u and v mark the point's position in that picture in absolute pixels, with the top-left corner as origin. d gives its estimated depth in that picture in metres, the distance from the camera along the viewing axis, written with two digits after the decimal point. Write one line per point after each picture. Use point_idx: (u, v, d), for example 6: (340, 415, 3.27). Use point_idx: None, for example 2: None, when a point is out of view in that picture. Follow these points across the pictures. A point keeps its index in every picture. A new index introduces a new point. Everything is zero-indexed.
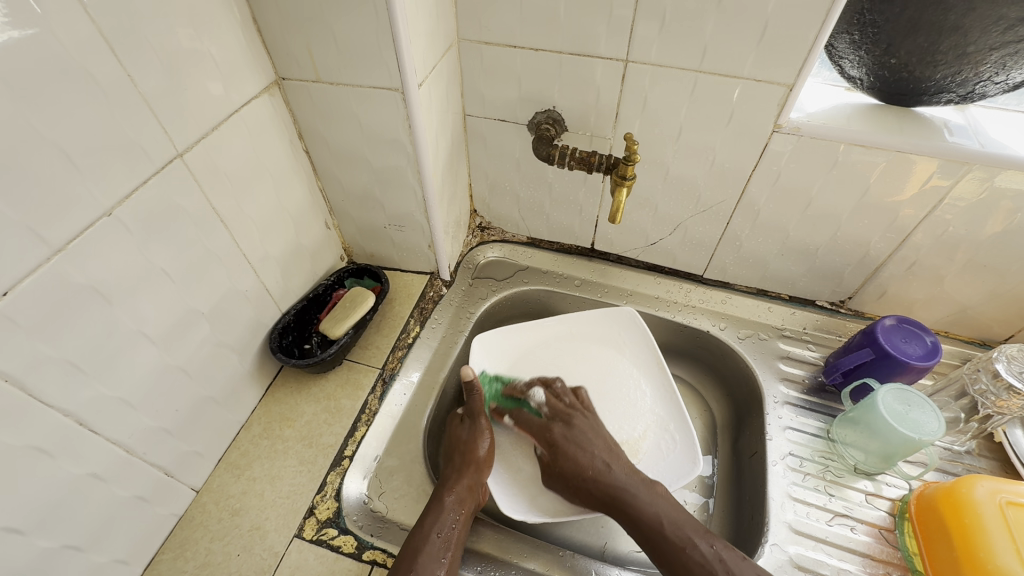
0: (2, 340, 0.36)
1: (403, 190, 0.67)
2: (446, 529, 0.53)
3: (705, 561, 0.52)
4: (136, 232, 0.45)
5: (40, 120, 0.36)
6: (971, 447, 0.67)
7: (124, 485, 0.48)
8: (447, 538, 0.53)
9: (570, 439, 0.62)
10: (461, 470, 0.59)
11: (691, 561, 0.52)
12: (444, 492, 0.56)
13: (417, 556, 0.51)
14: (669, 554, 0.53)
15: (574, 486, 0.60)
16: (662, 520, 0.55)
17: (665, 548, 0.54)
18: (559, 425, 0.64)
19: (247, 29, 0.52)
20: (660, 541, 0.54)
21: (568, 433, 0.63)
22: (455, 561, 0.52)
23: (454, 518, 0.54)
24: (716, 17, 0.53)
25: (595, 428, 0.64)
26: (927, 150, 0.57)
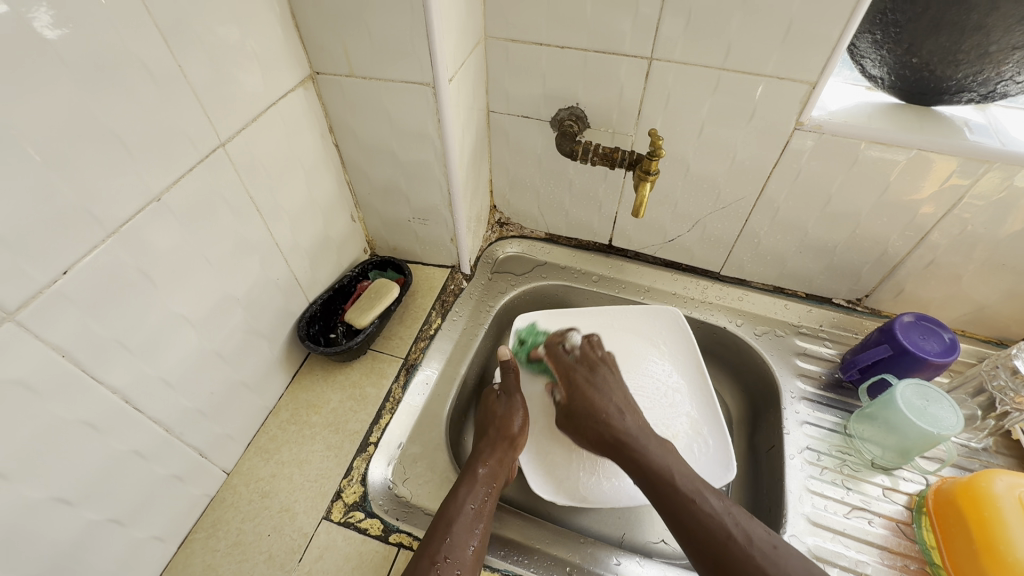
0: (60, 317, 0.38)
1: (428, 184, 0.69)
2: (478, 500, 0.55)
3: (717, 514, 0.52)
4: (181, 218, 0.46)
5: (100, 107, 0.38)
6: (988, 444, 0.67)
7: (162, 464, 0.50)
8: (480, 509, 0.54)
9: (591, 387, 0.66)
10: (495, 447, 0.61)
11: (704, 513, 0.52)
12: (477, 465, 0.59)
13: (451, 526, 0.52)
14: (676, 503, 0.54)
15: (582, 422, 0.64)
16: (670, 470, 0.56)
17: (670, 496, 0.54)
18: (582, 370, 0.68)
19: (285, 24, 0.54)
20: (669, 490, 0.55)
21: (590, 381, 0.66)
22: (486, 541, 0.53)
23: (485, 491, 0.56)
24: (742, 15, 0.55)
25: (617, 382, 0.67)
26: (947, 148, 0.58)
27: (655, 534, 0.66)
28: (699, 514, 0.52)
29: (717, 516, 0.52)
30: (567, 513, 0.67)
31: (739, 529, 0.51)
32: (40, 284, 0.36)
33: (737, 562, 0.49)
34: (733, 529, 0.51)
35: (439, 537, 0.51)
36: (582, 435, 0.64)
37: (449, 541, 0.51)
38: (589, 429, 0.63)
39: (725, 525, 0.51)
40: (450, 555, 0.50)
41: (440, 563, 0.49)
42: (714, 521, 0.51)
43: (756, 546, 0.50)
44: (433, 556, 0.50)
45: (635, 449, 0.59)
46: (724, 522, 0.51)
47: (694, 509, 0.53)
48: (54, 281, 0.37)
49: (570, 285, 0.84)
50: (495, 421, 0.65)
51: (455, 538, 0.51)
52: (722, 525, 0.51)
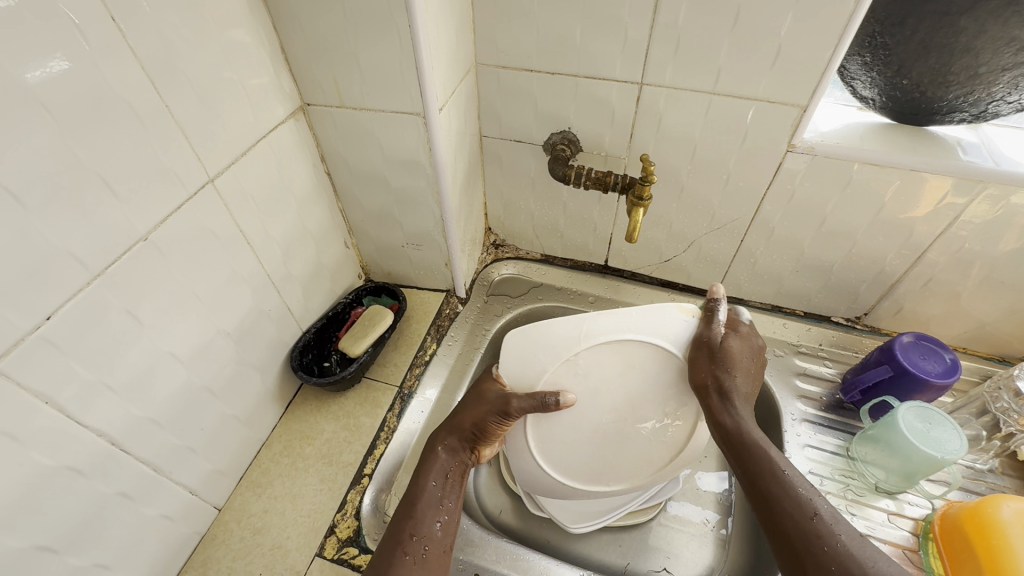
0: (41, 362, 0.38)
1: (421, 209, 0.68)
2: (441, 476, 0.53)
3: (804, 498, 0.42)
4: (170, 255, 0.46)
5: (85, 151, 0.38)
6: (994, 466, 0.66)
7: (151, 504, 0.49)
8: (445, 487, 0.53)
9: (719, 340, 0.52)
10: (456, 432, 0.56)
11: (783, 492, 0.43)
12: (436, 442, 0.56)
13: (414, 505, 0.50)
14: (757, 470, 0.45)
15: (705, 368, 0.50)
16: (751, 433, 0.47)
17: (750, 458, 0.46)
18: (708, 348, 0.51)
19: (275, 58, 0.54)
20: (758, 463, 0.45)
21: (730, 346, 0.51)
22: (454, 514, 0.51)
23: (450, 471, 0.54)
24: (730, 41, 0.55)
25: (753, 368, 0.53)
26: (940, 168, 0.57)
27: (656, 562, 0.64)
28: (781, 483, 0.43)
29: (807, 500, 0.42)
30: (565, 542, 0.66)
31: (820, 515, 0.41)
32: (23, 331, 0.36)
33: (818, 544, 0.40)
34: (819, 507, 0.42)
35: (405, 517, 0.49)
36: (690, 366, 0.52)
37: (416, 517, 0.49)
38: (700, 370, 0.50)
39: (812, 506, 0.42)
40: (415, 533, 0.48)
41: (406, 541, 0.47)
42: (799, 508, 0.42)
43: (838, 526, 0.40)
44: (398, 535, 0.48)
45: (734, 417, 0.48)
46: (812, 504, 0.42)
47: (781, 482, 0.43)
48: (37, 327, 0.37)
49: (567, 306, 0.83)
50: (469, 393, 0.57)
51: (421, 515, 0.49)
52: (809, 503, 0.42)
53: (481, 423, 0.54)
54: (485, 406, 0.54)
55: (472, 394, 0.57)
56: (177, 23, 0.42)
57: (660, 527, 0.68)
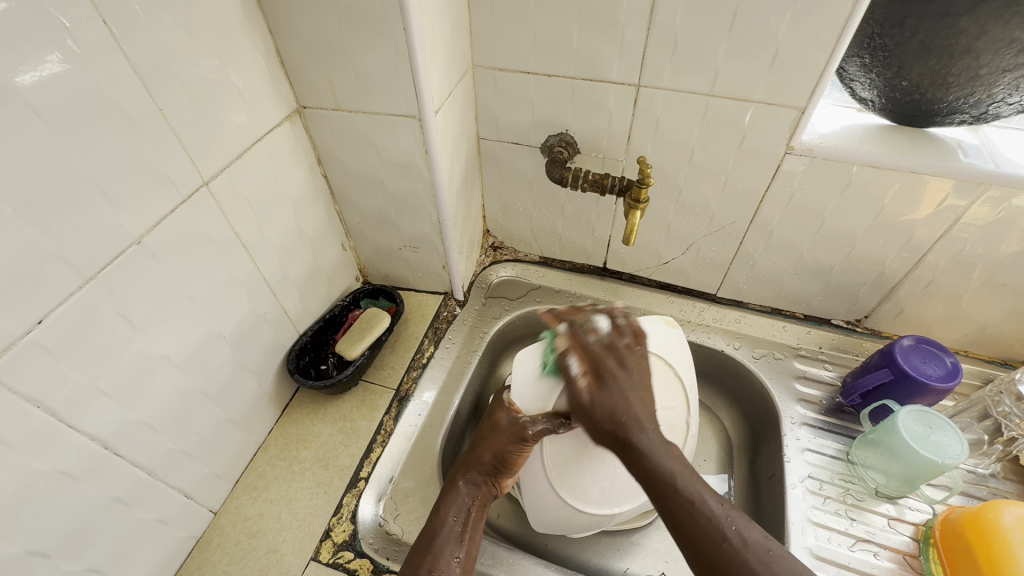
0: (33, 366, 0.37)
1: (418, 212, 0.68)
2: (462, 511, 0.54)
3: (715, 524, 0.40)
4: (163, 258, 0.46)
5: (76, 154, 0.38)
6: (996, 470, 0.65)
7: (145, 508, 0.49)
8: (465, 522, 0.53)
9: (612, 380, 0.49)
10: (477, 466, 0.56)
11: (697, 526, 0.40)
12: (458, 477, 0.57)
13: (433, 539, 0.51)
14: (672, 504, 0.42)
15: (600, 425, 0.47)
16: (665, 466, 0.43)
17: (667, 494, 0.42)
18: (592, 373, 0.49)
19: (271, 61, 0.54)
20: (670, 491, 0.42)
21: (588, 397, 0.48)
22: (472, 548, 0.52)
23: (468, 505, 0.55)
24: (728, 42, 0.54)
25: (643, 380, 0.49)
26: (941, 170, 0.57)
27: (654, 567, 0.64)
28: (697, 520, 0.41)
29: (715, 522, 0.40)
30: (563, 546, 0.66)
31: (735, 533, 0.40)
32: (14, 335, 0.36)
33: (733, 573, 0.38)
34: (728, 532, 0.40)
35: (421, 552, 0.50)
36: (589, 430, 0.49)
37: (434, 553, 0.50)
38: (599, 429, 0.47)
39: (722, 530, 0.40)
40: (433, 569, 0.49)
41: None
42: (714, 531, 0.40)
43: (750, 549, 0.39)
44: (417, 569, 0.49)
45: (641, 460, 0.44)
46: (721, 527, 0.40)
47: (692, 513, 0.41)
48: (29, 331, 0.37)
49: (565, 309, 0.82)
50: (485, 424, 0.59)
51: (438, 550, 0.50)
52: (719, 530, 0.40)
53: (500, 452, 0.55)
54: (501, 434, 0.56)
55: (488, 424, 0.59)
56: (170, 26, 0.42)
57: (659, 530, 0.67)
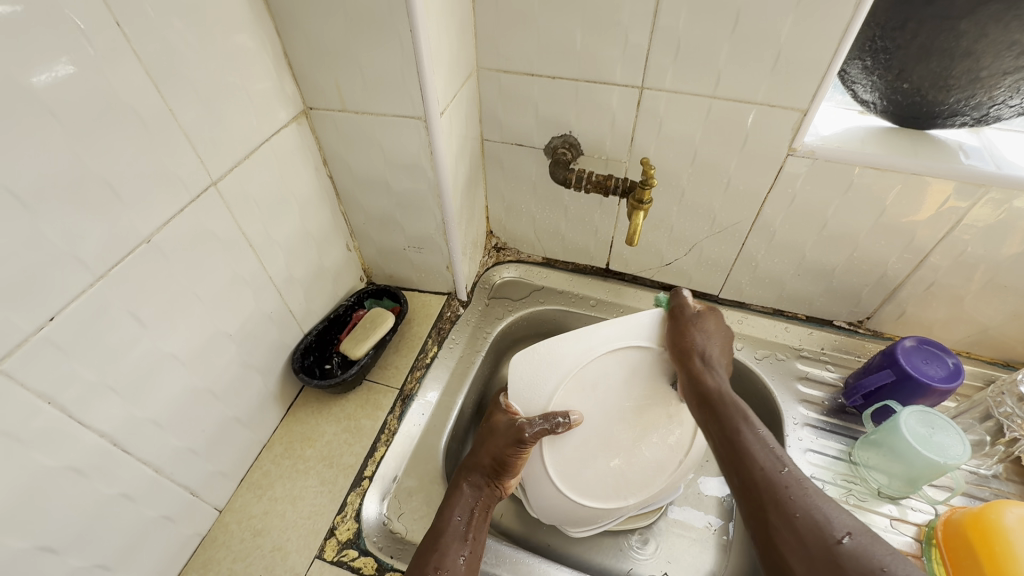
0: (44, 362, 0.38)
1: (423, 213, 0.69)
2: (466, 512, 0.54)
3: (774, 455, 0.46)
4: (171, 257, 0.46)
5: (89, 154, 0.38)
6: (998, 471, 0.65)
7: (152, 506, 0.49)
8: (469, 522, 0.53)
9: (710, 314, 0.59)
10: (478, 468, 0.57)
11: (755, 446, 0.47)
12: (461, 481, 0.57)
13: (439, 539, 0.51)
14: (732, 422, 0.50)
15: (683, 338, 0.56)
16: (728, 395, 0.52)
17: (723, 414, 0.51)
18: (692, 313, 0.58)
19: (278, 63, 0.55)
20: (736, 418, 0.50)
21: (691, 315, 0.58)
22: (475, 549, 0.52)
23: (472, 506, 0.55)
24: (731, 45, 0.55)
25: (721, 341, 0.58)
26: (943, 172, 0.57)
27: (657, 567, 0.64)
28: (752, 450, 0.47)
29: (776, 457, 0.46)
30: (566, 546, 0.66)
31: (791, 473, 0.45)
32: (26, 332, 0.36)
33: (786, 496, 0.43)
34: (783, 468, 0.45)
35: (429, 550, 0.50)
36: (675, 353, 0.56)
37: (440, 551, 0.50)
38: (676, 351, 0.56)
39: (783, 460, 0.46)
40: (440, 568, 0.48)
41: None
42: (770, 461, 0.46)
43: (806, 482, 0.44)
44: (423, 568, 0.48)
45: (714, 382, 0.53)
46: (781, 461, 0.46)
47: (744, 443, 0.48)
48: (40, 328, 0.37)
49: (568, 309, 0.82)
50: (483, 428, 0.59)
51: (445, 549, 0.50)
52: (773, 462, 0.46)
53: (499, 456, 0.56)
54: (499, 437, 0.56)
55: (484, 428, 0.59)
56: (181, 28, 0.43)
57: (663, 530, 0.67)
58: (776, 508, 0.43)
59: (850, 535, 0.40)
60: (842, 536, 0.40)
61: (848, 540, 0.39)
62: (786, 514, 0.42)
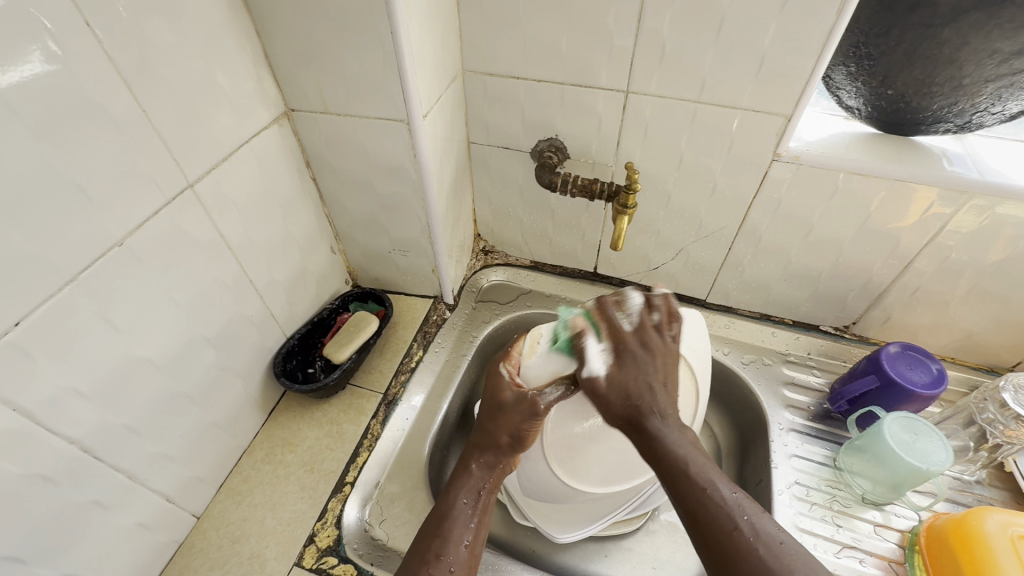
0: (11, 368, 0.37)
1: (408, 216, 0.68)
2: (473, 493, 0.50)
3: (723, 513, 0.39)
4: (146, 259, 0.46)
5: (57, 155, 0.38)
6: (982, 477, 0.66)
7: (126, 513, 0.48)
8: (476, 504, 0.49)
9: (630, 364, 0.46)
10: (492, 448, 0.53)
11: (703, 510, 0.39)
12: (470, 460, 0.53)
13: (443, 521, 0.47)
14: (683, 485, 0.41)
15: (622, 387, 0.46)
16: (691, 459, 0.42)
17: (676, 475, 0.41)
18: (634, 340, 0.48)
19: (259, 64, 0.54)
20: (676, 475, 0.41)
21: (630, 366, 0.46)
22: (483, 527, 0.49)
23: (483, 487, 0.51)
24: (714, 50, 0.55)
25: (668, 367, 0.47)
26: (927, 179, 0.57)
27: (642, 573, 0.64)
28: (708, 506, 0.39)
29: (729, 515, 0.39)
30: (549, 551, 0.66)
31: (748, 522, 0.38)
32: None
33: (741, 563, 0.37)
34: (739, 521, 0.38)
35: (431, 534, 0.47)
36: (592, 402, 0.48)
37: (443, 536, 0.46)
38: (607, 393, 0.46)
39: (733, 518, 0.38)
40: (443, 553, 0.45)
41: (432, 562, 0.44)
42: (724, 526, 0.38)
43: (761, 538, 0.37)
44: (424, 555, 0.45)
45: (659, 437, 0.43)
46: (733, 516, 0.39)
47: (701, 500, 0.40)
48: (6, 333, 0.36)
49: (555, 313, 0.82)
50: (489, 403, 0.56)
51: (448, 534, 0.46)
52: (729, 517, 0.39)
53: (516, 430, 0.52)
54: (512, 412, 0.53)
55: (491, 403, 0.56)
56: (154, 26, 0.42)
57: (647, 535, 0.67)
58: None
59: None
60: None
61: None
62: None
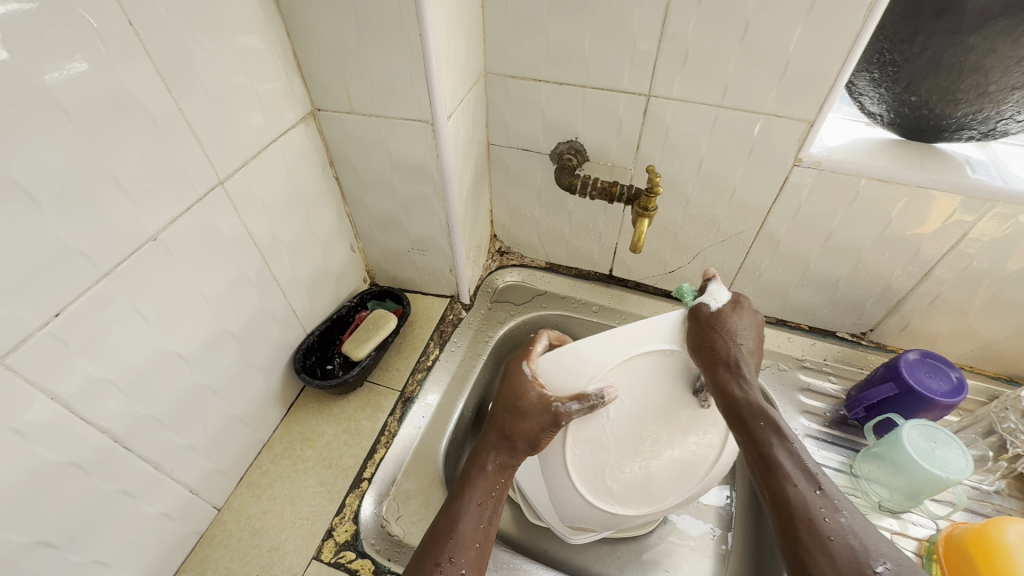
0: (50, 358, 0.38)
1: (427, 215, 0.69)
2: (487, 496, 0.50)
3: (806, 474, 0.42)
4: (178, 254, 0.47)
5: (98, 151, 0.39)
6: (1001, 487, 0.65)
7: (151, 503, 0.49)
8: (488, 508, 0.50)
9: (729, 323, 0.51)
10: (507, 450, 0.53)
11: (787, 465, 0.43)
12: (486, 459, 0.53)
13: (455, 524, 0.47)
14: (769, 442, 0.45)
15: (711, 344, 0.50)
16: (776, 422, 0.46)
17: (759, 432, 0.46)
18: (740, 308, 0.53)
19: (288, 64, 0.55)
20: (764, 430, 0.45)
21: (724, 317, 0.52)
22: (493, 528, 0.49)
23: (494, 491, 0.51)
24: (738, 54, 0.55)
25: (756, 342, 0.53)
26: (949, 186, 0.57)
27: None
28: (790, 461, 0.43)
29: (809, 476, 0.42)
30: (562, 550, 0.66)
31: (828, 486, 0.41)
32: (32, 327, 0.37)
33: (820, 515, 0.39)
34: (823, 484, 0.41)
35: (443, 537, 0.46)
36: (687, 347, 0.51)
37: (454, 539, 0.46)
38: (706, 346, 0.50)
39: (816, 482, 0.42)
40: (454, 558, 0.45)
41: (443, 566, 0.44)
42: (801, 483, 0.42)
43: (841, 503, 0.40)
44: (435, 557, 0.45)
45: (744, 391, 0.48)
46: (814, 480, 0.42)
47: (784, 455, 0.43)
48: (46, 324, 0.37)
49: (570, 315, 0.82)
50: (508, 401, 0.54)
51: (459, 538, 0.46)
52: (811, 480, 0.42)
53: (534, 436, 0.51)
54: (532, 419, 0.51)
55: (509, 403, 0.54)
56: (192, 27, 0.43)
57: (661, 541, 0.67)
58: (811, 530, 0.39)
59: (887, 564, 0.36)
60: (879, 567, 0.36)
61: (886, 570, 0.35)
62: (821, 541, 0.38)
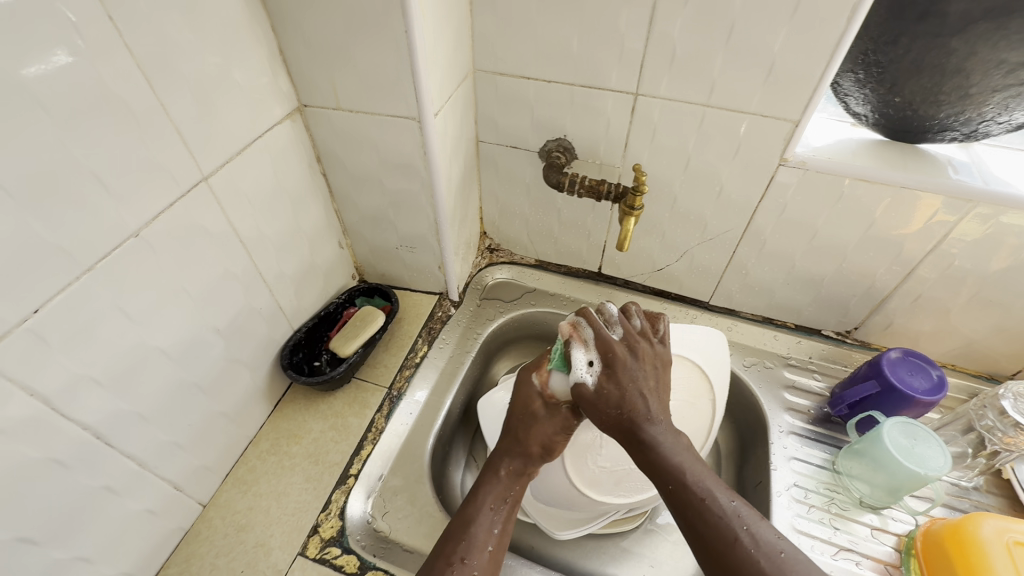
0: (29, 354, 0.38)
1: (415, 212, 0.69)
2: (500, 500, 0.51)
3: (723, 524, 0.40)
4: (161, 250, 0.46)
5: (78, 147, 0.38)
6: (979, 483, 0.66)
7: (135, 500, 0.49)
8: (501, 511, 0.50)
9: (617, 373, 0.49)
10: (521, 455, 0.54)
11: (706, 522, 0.41)
12: (500, 465, 0.53)
13: (469, 526, 0.48)
14: (681, 499, 0.43)
15: (613, 406, 0.48)
16: (689, 471, 0.44)
17: (679, 492, 0.43)
18: (624, 347, 0.51)
19: (274, 60, 0.55)
20: (678, 491, 0.43)
21: (608, 370, 0.50)
22: (507, 535, 0.49)
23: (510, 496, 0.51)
24: (724, 54, 0.55)
25: (655, 372, 0.51)
26: (931, 186, 0.58)
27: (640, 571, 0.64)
28: (707, 518, 0.41)
29: (727, 521, 0.40)
30: (548, 545, 0.67)
31: (748, 533, 0.40)
32: (10, 324, 0.36)
33: (743, 571, 0.38)
34: (739, 532, 0.40)
35: (456, 537, 0.47)
36: (588, 407, 0.50)
37: (469, 539, 0.47)
38: (608, 411, 0.49)
39: (733, 528, 0.40)
40: (467, 558, 0.45)
41: (457, 565, 0.45)
42: (722, 535, 0.40)
43: (761, 549, 0.39)
44: (449, 556, 0.45)
45: (652, 452, 0.46)
46: (732, 527, 0.40)
47: (700, 513, 0.41)
48: (25, 320, 0.37)
49: (559, 312, 0.82)
50: (519, 413, 0.56)
51: (473, 539, 0.47)
52: (729, 528, 0.40)
53: (548, 440, 0.54)
54: (545, 425, 0.54)
55: (523, 412, 0.55)
56: (175, 22, 0.43)
57: (645, 535, 0.68)
58: None
59: None
60: None
61: None
62: None
